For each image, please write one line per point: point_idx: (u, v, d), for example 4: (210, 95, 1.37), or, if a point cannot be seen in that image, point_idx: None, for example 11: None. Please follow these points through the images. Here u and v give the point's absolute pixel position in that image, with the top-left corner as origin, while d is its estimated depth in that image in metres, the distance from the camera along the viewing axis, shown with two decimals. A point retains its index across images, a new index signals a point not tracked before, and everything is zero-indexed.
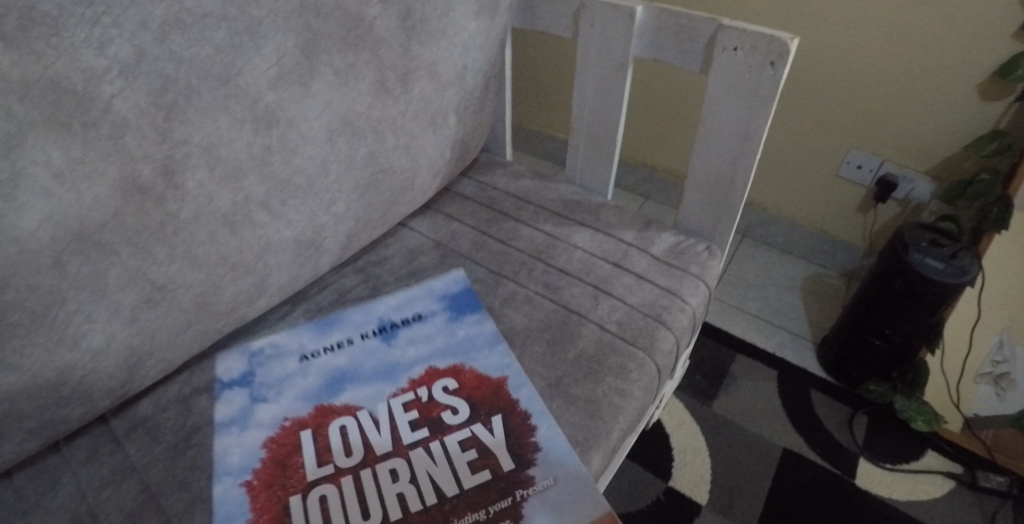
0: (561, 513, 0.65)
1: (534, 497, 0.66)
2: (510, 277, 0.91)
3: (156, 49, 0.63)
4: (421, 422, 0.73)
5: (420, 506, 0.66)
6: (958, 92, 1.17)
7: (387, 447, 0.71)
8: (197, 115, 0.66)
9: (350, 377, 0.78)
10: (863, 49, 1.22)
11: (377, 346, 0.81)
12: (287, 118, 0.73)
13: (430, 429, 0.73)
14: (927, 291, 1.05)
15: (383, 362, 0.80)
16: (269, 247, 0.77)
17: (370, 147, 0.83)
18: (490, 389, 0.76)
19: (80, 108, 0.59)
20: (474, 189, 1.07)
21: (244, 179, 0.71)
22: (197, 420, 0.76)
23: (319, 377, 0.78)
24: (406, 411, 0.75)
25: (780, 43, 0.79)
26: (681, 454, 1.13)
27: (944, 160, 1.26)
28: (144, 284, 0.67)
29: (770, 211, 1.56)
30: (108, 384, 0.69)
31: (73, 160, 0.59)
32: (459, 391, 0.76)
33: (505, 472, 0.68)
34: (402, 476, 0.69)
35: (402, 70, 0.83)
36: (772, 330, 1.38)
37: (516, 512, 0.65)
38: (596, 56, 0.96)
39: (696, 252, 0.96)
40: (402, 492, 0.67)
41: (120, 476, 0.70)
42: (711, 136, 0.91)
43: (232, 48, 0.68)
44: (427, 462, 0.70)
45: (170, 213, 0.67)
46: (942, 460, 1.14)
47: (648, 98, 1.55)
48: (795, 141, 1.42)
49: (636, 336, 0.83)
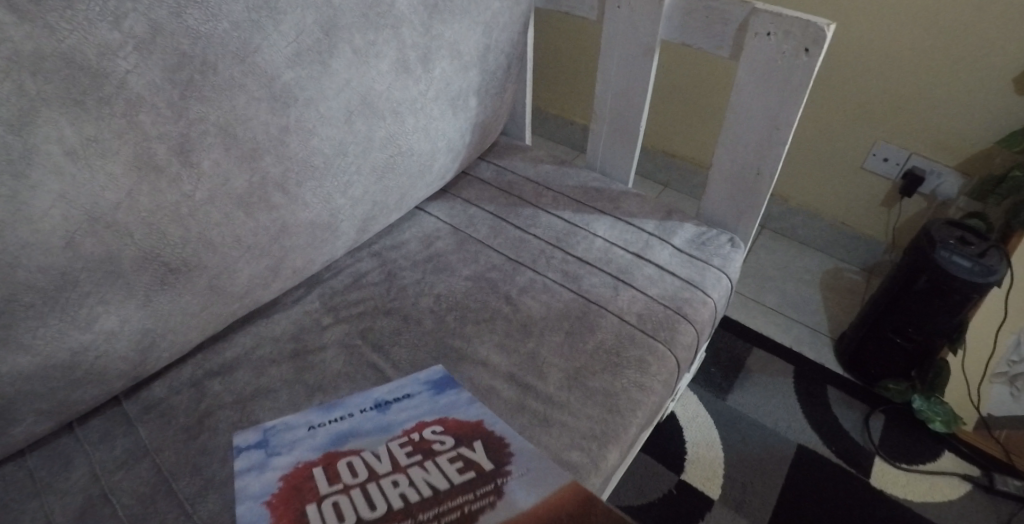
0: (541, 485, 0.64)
1: (512, 478, 0.64)
2: (529, 265, 0.89)
3: (172, 24, 0.61)
4: (413, 452, 0.68)
5: (418, 497, 0.63)
6: (992, 85, 1.13)
7: (384, 470, 0.66)
8: (213, 93, 0.64)
9: (346, 423, 0.71)
10: (895, 35, 1.18)
11: (375, 397, 0.74)
12: (304, 97, 0.71)
13: (422, 454, 0.67)
14: (953, 289, 1.02)
15: (384, 410, 0.72)
16: (284, 230, 0.75)
17: (387, 128, 0.80)
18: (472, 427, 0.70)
19: (94, 84, 0.58)
20: (493, 174, 1.05)
21: (259, 160, 0.69)
22: (211, 404, 0.75)
23: (318, 425, 0.71)
24: (413, 451, 0.68)
25: (817, 28, 0.75)
26: (694, 447, 1.12)
27: (975, 154, 1.22)
28: (158, 265, 0.66)
29: (791, 202, 1.53)
30: (121, 366, 0.68)
31: (87, 138, 0.58)
32: (453, 428, 0.70)
33: (490, 470, 0.65)
34: (401, 485, 0.64)
35: (422, 50, 0.80)
36: (789, 324, 1.36)
37: (500, 490, 0.63)
38: (623, 40, 0.93)
39: (720, 243, 0.93)
40: (402, 493, 0.63)
41: (134, 458, 0.70)
42: (739, 125, 0.88)
43: (250, 23, 0.65)
44: (421, 471, 0.65)
45: (185, 193, 0.65)
46: (959, 461, 1.12)
47: (673, 83, 1.51)
48: (820, 129, 1.38)
49: (657, 329, 0.81)
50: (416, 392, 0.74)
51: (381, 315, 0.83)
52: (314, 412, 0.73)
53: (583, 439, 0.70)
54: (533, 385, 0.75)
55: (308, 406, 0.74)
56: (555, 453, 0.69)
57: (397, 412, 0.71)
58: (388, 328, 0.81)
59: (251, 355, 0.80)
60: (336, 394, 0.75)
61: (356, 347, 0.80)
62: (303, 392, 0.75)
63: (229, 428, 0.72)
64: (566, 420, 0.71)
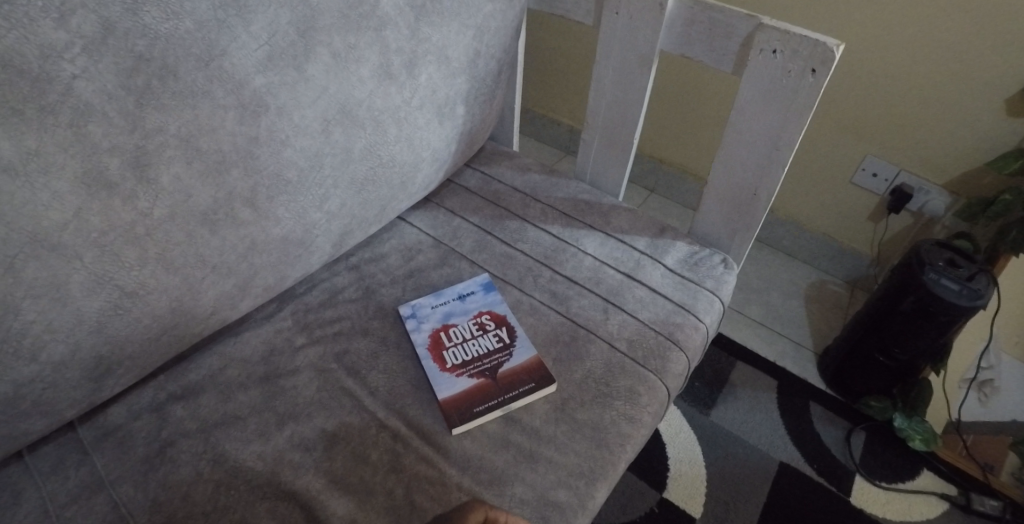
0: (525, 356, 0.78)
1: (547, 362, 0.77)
2: (514, 284, 0.86)
3: (127, 22, 0.54)
4: (492, 340, 0.80)
5: (503, 372, 0.76)
6: (985, 106, 1.11)
7: (479, 362, 0.78)
8: (174, 100, 0.58)
9: (440, 310, 0.83)
10: (892, 52, 1.15)
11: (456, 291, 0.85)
12: (277, 105, 0.65)
13: (499, 343, 0.80)
14: (939, 312, 1.01)
15: (463, 302, 0.84)
16: (254, 246, 0.70)
17: (368, 138, 0.75)
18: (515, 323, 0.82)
19: (35, 90, 0.51)
20: (479, 182, 1.01)
21: (227, 173, 0.64)
22: (173, 431, 0.69)
23: (427, 311, 0.82)
24: (493, 355, 0.78)
25: (827, 48, 0.71)
26: (677, 464, 1.11)
27: (963, 174, 1.21)
28: (113, 289, 0.60)
29: (778, 213, 1.51)
30: (72, 395, 0.63)
31: (27, 151, 0.52)
32: (498, 317, 0.82)
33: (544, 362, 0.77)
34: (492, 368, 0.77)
35: (408, 54, 0.75)
36: (773, 337, 1.36)
37: (548, 374, 0.75)
38: (620, 47, 0.88)
39: (712, 265, 0.90)
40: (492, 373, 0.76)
41: (87, 491, 0.64)
42: (738, 143, 0.85)
43: (216, 22, 0.59)
44: (504, 356, 0.78)
45: (141, 212, 0.59)
46: (937, 480, 1.12)
47: (670, 93, 1.47)
48: (811, 141, 1.36)
49: (648, 358, 0.78)
50: (473, 291, 0.85)
51: (357, 337, 0.79)
52: (420, 302, 0.83)
53: (570, 476, 0.67)
54: (520, 418, 0.72)
55: (279, 437, 0.70)
56: (542, 492, 0.66)
57: (471, 301, 0.84)
58: (365, 351, 0.78)
59: (218, 377, 0.74)
60: (309, 423, 0.71)
61: (330, 371, 0.75)
62: (272, 420, 0.71)
63: (192, 460, 0.67)
64: (553, 456, 0.69)
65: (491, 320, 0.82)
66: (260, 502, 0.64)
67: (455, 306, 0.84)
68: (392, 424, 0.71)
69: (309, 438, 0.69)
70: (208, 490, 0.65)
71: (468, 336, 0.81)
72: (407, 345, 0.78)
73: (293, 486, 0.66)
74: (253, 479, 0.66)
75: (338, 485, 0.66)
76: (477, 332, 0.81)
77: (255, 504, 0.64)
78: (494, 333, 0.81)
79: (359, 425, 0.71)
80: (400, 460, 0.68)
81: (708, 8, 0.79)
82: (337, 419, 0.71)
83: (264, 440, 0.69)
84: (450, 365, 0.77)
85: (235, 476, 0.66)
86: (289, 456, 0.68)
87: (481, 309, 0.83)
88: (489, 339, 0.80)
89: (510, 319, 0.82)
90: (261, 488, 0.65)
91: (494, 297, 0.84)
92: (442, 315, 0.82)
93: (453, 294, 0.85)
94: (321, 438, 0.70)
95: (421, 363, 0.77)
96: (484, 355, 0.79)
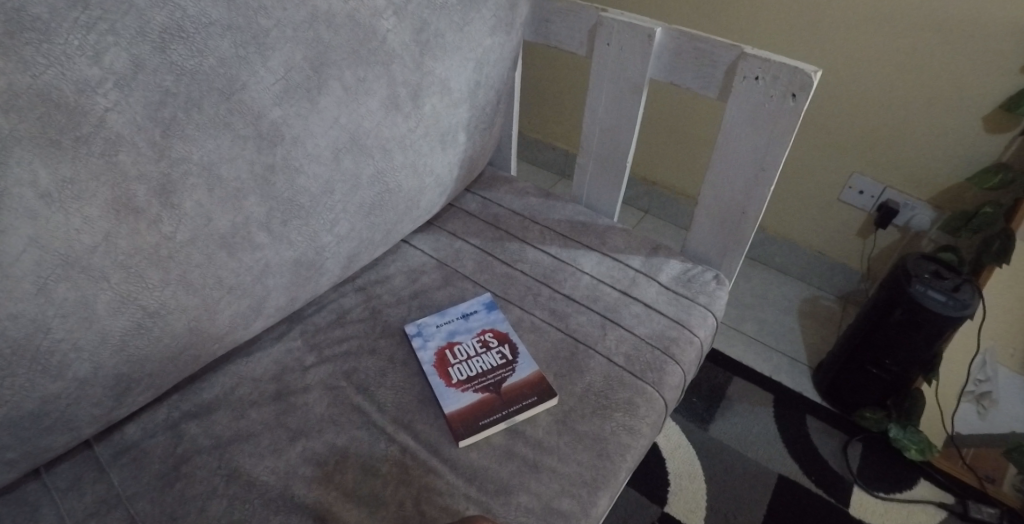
0: (526, 373, 0.80)
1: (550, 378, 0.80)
2: (515, 302, 0.90)
3: (154, 60, 0.59)
4: (495, 355, 0.83)
5: (508, 387, 0.79)
6: (965, 124, 1.17)
7: (484, 378, 0.81)
8: (197, 131, 0.63)
9: (446, 328, 0.86)
10: (869, 75, 1.21)
11: (462, 311, 0.88)
12: (293, 135, 0.69)
13: (502, 358, 0.83)
14: (927, 323, 1.04)
15: (467, 321, 0.87)
16: (268, 268, 0.73)
17: (376, 165, 0.79)
18: (517, 342, 0.84)
19: (72, 122, 0.56)
20: (479, 205, 1.05)
21: (245, 200, 0.68)
22: (188, 448, 0.71)
23: (434, 328, 0.85)
24: (496, 371, 0.81)
25: (804, 75, 0.76)
26: (677, 479, 1.13)
27: (946, 189, 1.26)
28: (136, 309, 0.63)
29: (770, 232, 1.56)
30: (94, 411, 0.65)
31: (62, 179, 0.56)
32: (500, 335, 0.85)
33: (546, 378, 0.80)
34: (498, 385, 0.80)
35: (413, 86, 0.80)
36: (769, 353, 1.39)
37: (549, 389, 0.78)
38: (612, 75, 0.93)
39: (705, 280, 0.94)
40: (497, 389, 0.79)
41: (104, 507, 0.66)
42: (726, 165, 0.89)
43: (238, 59, 0.64)
44: (507, 372, 0.81)
45: (165, 235, 0.63)
46: (933, 489, 1.14)
47: (661, 117, 1.53)
48: (797, 162, 1.41)
49: (645, 371, 0.81)
50: (476, 310, 0.89)
51: (365, 355, 0.82)
52: (429, 318, 0.87)
53: (573, 485, 0.70)
54: (523, 430, 0.75)
55: (292, 452, 0.72)
56: (546, 500, 0.68)
57: (475, 320, 0.87)
58: (373, 368, 0.80)
59: (230, 395, 0.77)
60: (321, 438, 0.73)
61: (340, 389, 0.78)
62: (284, 436, 0.73)
63: (207, 476, 0.69)
64: (556, 466, 0.71)
65: (494, 337, 0.85)
66: (273, 514, 0.66)
67: (459, 324, 0.87)
68: (401, 439, 0.73)
69: (321, 453, 0.72)
70: (223, 505, 0.67)
71: (472, 353, 0.84)
72: (414, 362, 0.81)
73: (305, 499, 0.68)
74: (267, 493, 0.68)
75: (349, 497, 0.68)
76: (480, 349, 0.84)
77: (268, 517, 0.66)
78: (497, 350, 0.84)
79: (369, 440, 0.73)
80: (409, 473, 0.70)
81: (695, 39, 0.84)
82: (347, 434, 0.74)
83: (277, 455, 0.71)
84: (455, 381, 0.79)
85: (249, 490, 0.68)
86: (302, 470, 0.70)
87: (485, 327, 0.86)
88: (493, 356, 0.83)
89: (508, 335, 0.85)
90: (275, 502, 0.67)
91: (496, 315, 0.88)
92: (446, 333, 0.85)
93: (457, 312, 0.88)
94: (332, 452, 0.72)
95: (429, 378, 0.79)
96: (488, 371, 0.82)
